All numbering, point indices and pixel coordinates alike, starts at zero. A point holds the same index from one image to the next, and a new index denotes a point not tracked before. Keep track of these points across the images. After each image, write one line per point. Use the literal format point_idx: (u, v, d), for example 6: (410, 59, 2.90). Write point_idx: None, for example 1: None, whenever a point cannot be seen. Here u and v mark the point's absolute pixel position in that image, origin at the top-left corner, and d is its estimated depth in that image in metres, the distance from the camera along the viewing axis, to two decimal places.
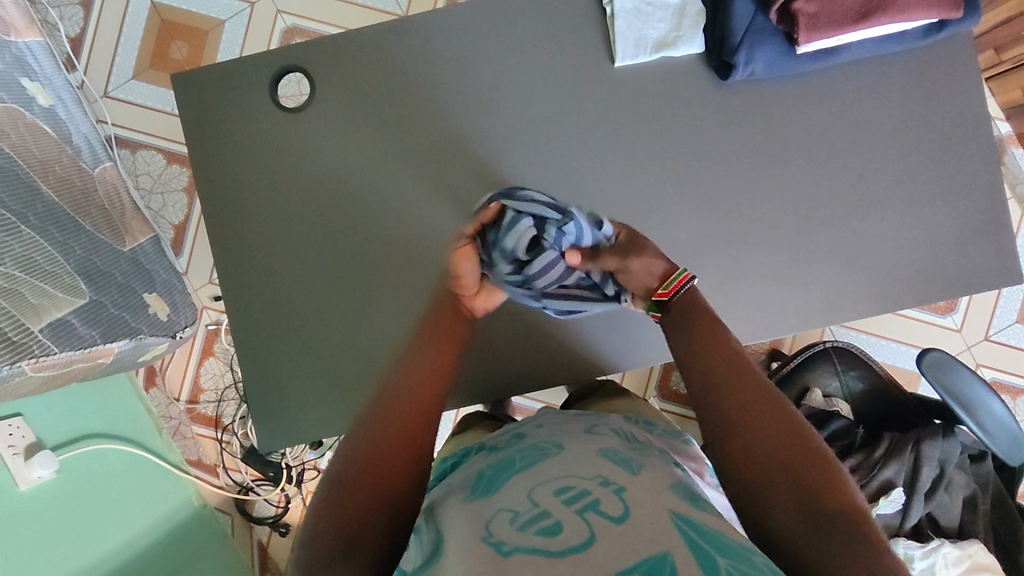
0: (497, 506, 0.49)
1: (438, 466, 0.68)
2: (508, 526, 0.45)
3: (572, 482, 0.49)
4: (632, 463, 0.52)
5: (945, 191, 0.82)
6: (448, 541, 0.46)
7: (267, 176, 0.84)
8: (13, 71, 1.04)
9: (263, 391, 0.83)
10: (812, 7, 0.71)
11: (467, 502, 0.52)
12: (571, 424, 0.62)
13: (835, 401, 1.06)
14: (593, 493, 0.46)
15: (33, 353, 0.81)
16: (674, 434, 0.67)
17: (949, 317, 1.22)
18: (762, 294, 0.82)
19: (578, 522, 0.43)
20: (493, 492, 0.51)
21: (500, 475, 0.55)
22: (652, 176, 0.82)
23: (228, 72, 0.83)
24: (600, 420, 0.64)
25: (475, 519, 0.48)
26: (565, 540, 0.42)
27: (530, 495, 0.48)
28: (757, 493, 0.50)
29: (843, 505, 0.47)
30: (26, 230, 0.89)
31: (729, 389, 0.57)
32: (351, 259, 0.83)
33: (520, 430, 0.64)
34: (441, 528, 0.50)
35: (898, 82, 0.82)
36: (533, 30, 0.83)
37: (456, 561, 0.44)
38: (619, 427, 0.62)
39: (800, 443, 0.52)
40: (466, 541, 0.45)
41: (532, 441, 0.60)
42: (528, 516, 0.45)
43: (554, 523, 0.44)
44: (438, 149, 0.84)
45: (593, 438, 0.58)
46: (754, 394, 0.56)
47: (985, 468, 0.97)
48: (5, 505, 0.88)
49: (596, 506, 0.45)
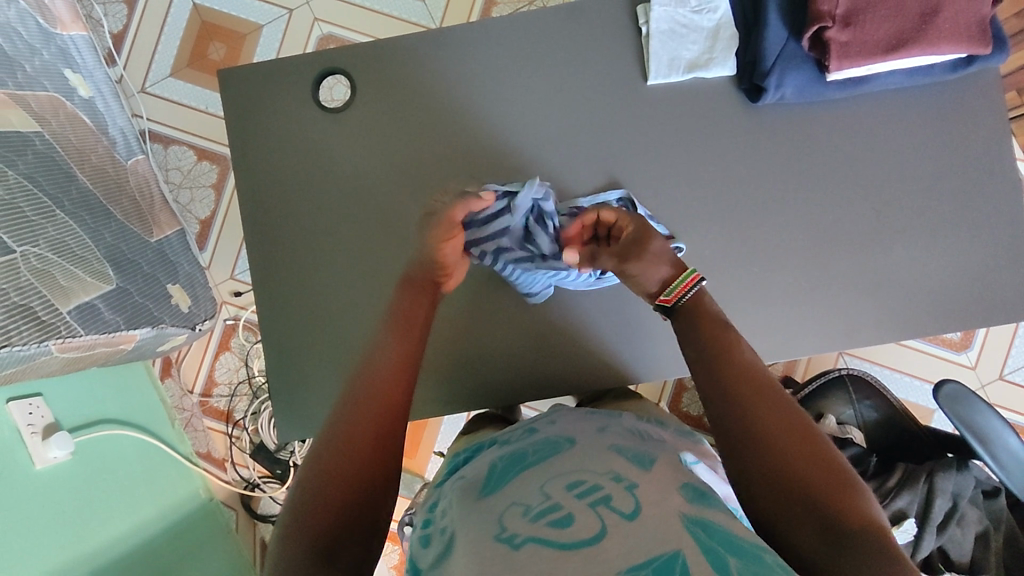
0: (509, 500, 0.50)
1: (450, 460, 0.69)
2: (520, 519, 0.46)
3: (584, 477, 0.50)
4: (644, 459, 0.53)
5: (969, 223, 0.83)
6: (461, 534, 0.48)
7: (305, 170, 0.86)
8: (57, 62, 1.08)
9: (276, 382, 0.85)
10: (844, 36, 0.73)
11: (481, 496, 0.53)
12: (583, 423, 0.63)
13: (848, 429, 1.07)
14: (606, 488, 0.47)
15: (60, 334, 0.82)
16: (685, 432, 0.68)
17: (964, 354, 1.22)
18: (781, 316, 0.83)
19: (590, 517, 0.44)
20: (507, 485, 0.53)
21: (512, 468, 0.56)
22: (677, 194, 0.84)
23: (274, 69, 0.86)
24: (613, 419, 0.65)
25: (487, 512, 0.49)
26: (575, 536, 0.43)
27: (543, 488, 0.49)
28: (778, 514, 0.50)
29: (864, 521, 0.47)
30: (61, 215, 0.91)
31: (751, 409, 0.55)
32: (375, 261, 0.85)
33: (533, 426, 0.65)
34: (454, 522, 0.51)
35: (925, 115, 0.83)
36: (569, 47, 0.85)
37: (468, 555, 0.45)
38: (631, 426, 0.63)
39: (817, 459, 0.51)
40: (479, 535, 0.46)
41: (544, 436, 0.61)
42: (540, 510, 0.46)
43: (565, 517, 0.45)
44: (469, 155, 0.86)
45: (605, 436, 0.59)
46: (778, 413, 0.54)
47: (998, 505, 0.94)
48: (23, 484, 0.90)
49: (608, 501, 0.46)
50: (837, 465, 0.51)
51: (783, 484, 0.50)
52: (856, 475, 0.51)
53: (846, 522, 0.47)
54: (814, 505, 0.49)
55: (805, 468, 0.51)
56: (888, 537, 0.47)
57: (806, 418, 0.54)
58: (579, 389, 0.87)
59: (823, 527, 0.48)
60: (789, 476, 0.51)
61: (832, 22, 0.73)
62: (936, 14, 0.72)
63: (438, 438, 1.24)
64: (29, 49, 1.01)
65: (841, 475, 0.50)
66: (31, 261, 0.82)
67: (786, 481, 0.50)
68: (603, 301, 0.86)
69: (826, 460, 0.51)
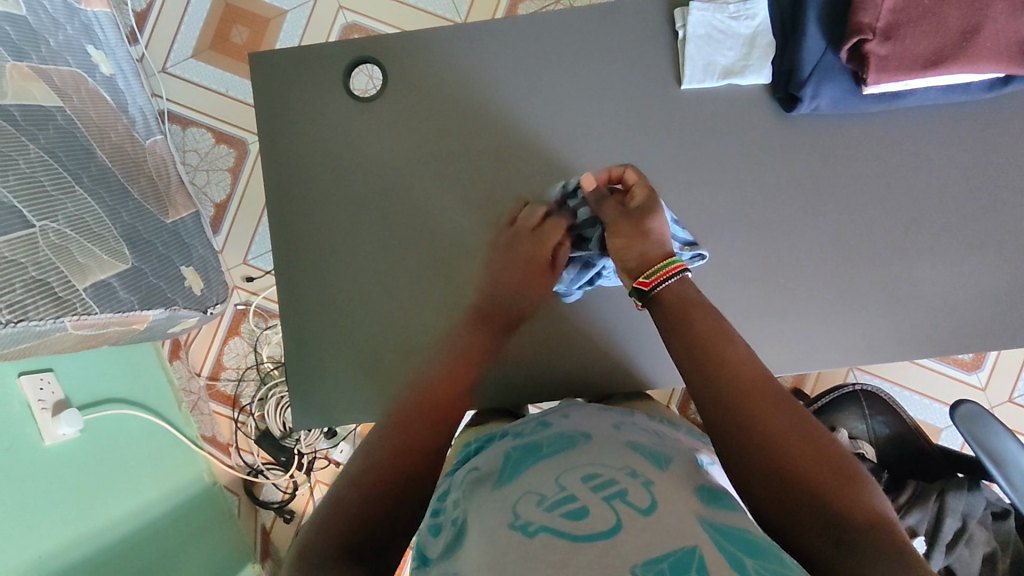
0: (524, 489, 0.49)
1: (459, 450, 0.69)
2: (535, 508, 0.46)
3: (599, 471, 0.49)
4: (660, 457, 0.53)
5: (994, 244, 0.82)
6: (474, 524, 0.47)
7: (332, 159, 0.86)
8: (80, 37, 1.08)
9: (294, 369, 0.84)
10: (883, 49, 0.72)
11: (497, 486, 0.52)
12: (598, 419, 0.63)
13: (861, 444, 1.06)
14: (621, 482, 0.47)
15: (76, 311, 0.82)
16: (698, 433, 0.67)
17: (974, 375, 1.22)
18: (801, 328, 0.82)
19: (606, 510, 0.44)
20: (522, 475, 0.52)
21: (526, 459, 0.56)
22: (702, 200, 0.83)
23: (305, 55, 0.86)
24: (627, 416, 0.65)
25: (503, 501, 0.49)
26: (592, 527, 0.42)
27: (559, 480, 0.49)
28: (782, 512, 0.49)
29: (870, 515, 0.47)
30: (80, 191, 0.91)
31: (749, 406, 0.54)
32: (394, 249, 0.85)
33: (546, 419, 0.65)
34: (467, 512, 0.50)
35: (955, 133, 0.83)
36: (600, 47, 0.85)
37: (483, 542, 0.44)
38: (644, 425, 0.63)
39: (818, 455, 0.51)
40: (493, 524, 0.46)
41: (559, 429, 0.60)
42: (556, 499, 0.46)
43: (580, 508, 0.44)
44: (495, 150, 0.85)
45: (621, 433, 0.59)
46: (776, 410, 0.53)
47: (1006, 526, 0.94)
48: (32, 459, 0.89)
49: (623, 496, 0.45)
50: (839, 461, 0.51)
51: (785, 482, 0.50)
52: (856, 467, 0.51)
53: (853, 517, 0.47)
54: (818, 501, 0.48)
55: (807, 465, 0.50)
56: (893, 528, 0.47)
57: (804, 413, 0.54)
58: (594, 390, 0.86)
59: (828, 525, 0.47)
60: (790, 474, 0.50)
61: (872, 35, 0.72)
62: (976, 32, 0.72)
63: None
64: (53, 23, 1.01)
65: (842, 470, 0.50)
66: (50, 236, 0.82)
67: (787, 479, 0.50)
68: (622, 302, 0.86)
69: (828, 457, 0.51)
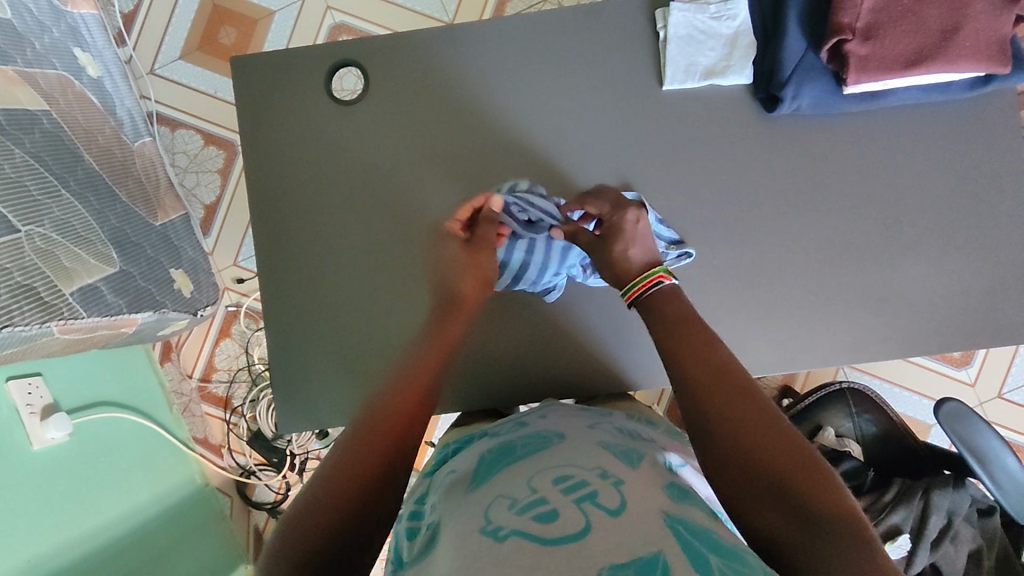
0: (496, 492, 0.50)
1: (439, 451, 0.69)
2: (506, 512, 0.46)
3: (571, 472, 0.49)
4: (632, 456, 0.53)
5: (977, 242, 0.82)
6: (447, 527, 0.48)
7: (315, 161, 0.86)
8: (66, 40, 1.07)
9: (279, 372, 0.85)
10: (864, 49, 0.73)
11: (470, 488, 0.53)
12: (575, 419, 0.63)
13: (847, 442, 1.07)
14: (592, 484, 0.47)
15: (63, 315, 0.82)
16: (677, 433, 0.68)
17: (963, 370, 1.22)
18: (786, 327, 0.83)
19: (575, 512, 0.44)
20: (495, 477, 0.53)
21: (501, 460, 0.56)
22: (687, 200, 0.83)
23: (287, 57, 0.86)
24: (605, 416, 0.65)
25: (476, 505, 0.49)
26: (561, 530, 0.42)
27: (530, 482, 0.49)
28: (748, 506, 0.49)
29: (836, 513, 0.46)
30: (65, 195, 0.91)
31: (727, 406, 0.55)
32: (378, 251, 0.85)
33: (524, 419, 0.65)
34: (441, 516, 0.51)
35: (938, 132, 0.83)
36: (584, 47, 0.85)
37: (454, 547, 0.44)
38: (622, 425, 0.63)
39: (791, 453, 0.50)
40: (465, 529, 0.46)
41: (534, 430, 0.61)
42: (527, 503, 0.46)
43: (550, 511, 0.44)
44: (479, 151, 0.85)
45: (595, 432, 0.59)
46: (754, 410, 0.54)
47: (992, 523, 0.95)
48: (21, 463, 0.89)
49: (593, 498, 0.45)
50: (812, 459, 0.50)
51: (750, 476, 0.50)
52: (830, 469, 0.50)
53: (814, 510, 0.46)
54: (780, 494, 0.48)
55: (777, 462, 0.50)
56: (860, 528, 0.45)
57: (775, 411, 0.54)
58: (579, 391, 0.86)
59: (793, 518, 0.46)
60: (757, 467, 0.50)
61: (853, 36, 0.72)
62: (957, 31, 0.72)
63: (434, 432, 1.25)
64: (39, 26, 1.00)
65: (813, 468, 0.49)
66: (35, 241, 0.81)
67: (753, 472, 0.50)
68: (606, 304, 0.86)
69: (795, 452, 0.50)
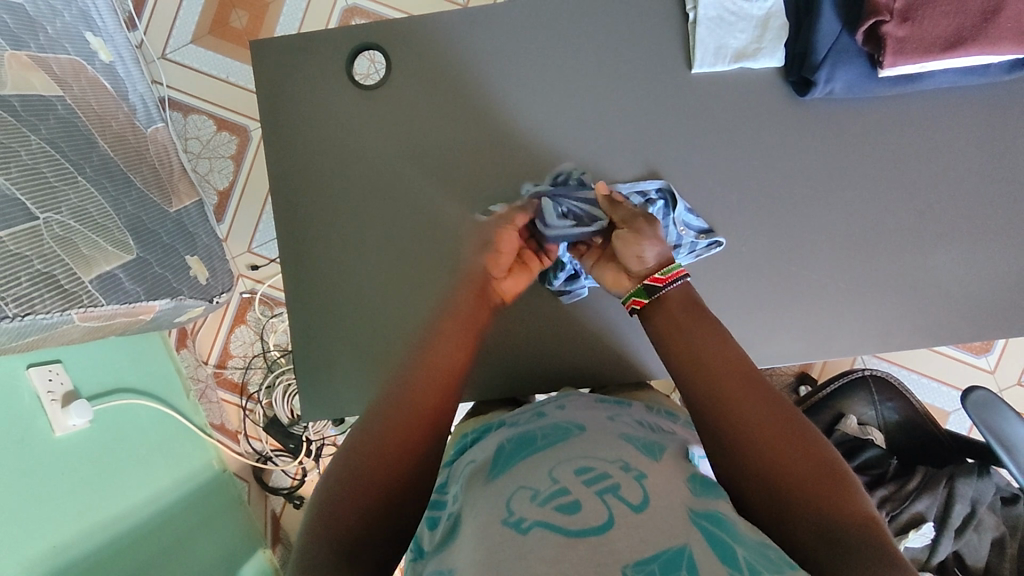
0: (516, 484, 0.49)
1: (457, 441, 0.69)
2: (527, 504, 0.45)
3: (592, 464, 0.49)
4: (653, 448, 0.53)
5: (1009, 229, 0.81)
6: (468, 519, 0.47)
7: (337, 149, 0.84)
8: (78, 25, 1.06)
9: (300, 360, 0.84)
10: (902, 31, 0.70)
11: (489, 480, 0.52)
12: (594, 411, 0.63)
13: (870, 430, 1.06)
14: (614, 477, 0.46)
15: (82, 303, 0.81)
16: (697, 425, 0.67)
17: (983, 358, 1.21)
18: (811, 316, 0.82)
19: (598, 505, 0.43)
20: (514, 470, 0.52)
21: (521, 452, 0.55)
22: (712, 186, 0.82)
23: (305, 43, 0.84)
24: (623, 408, 0.65)
25: (496, 495, 0.48)
26: (584, 523, 0.41)
27: (551, 473, 0.48)
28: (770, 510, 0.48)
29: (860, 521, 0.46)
30: (82, 181, 0.90)
31: (744, 408, 0.54)
32: (399, 241, 0.84)
33: (543, 409, 0.65)
34: (463, 508, 0.50)
35: (971, 116, 0.81)
36: (608, 29, 0.83)
37: (475, 538, 0.44)
38: (642, 417, 0.62)
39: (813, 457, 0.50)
40: (486, 519, 0.45)
41: (553, 421, 0.60)
42: (548, 494, 0.45)
43: (573, 502, 0.44)
44: (501, 136, 0.84)
45: (616, 425, 0.58)
46: (772, 410, 0.53)
47: (1017, 511, 0.93)
48: (42, 450, 0.89)
49: (615, 491, 0.45)
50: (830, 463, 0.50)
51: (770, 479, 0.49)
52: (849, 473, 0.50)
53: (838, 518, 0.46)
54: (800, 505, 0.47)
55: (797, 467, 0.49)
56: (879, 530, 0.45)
57: (798, 418, 0.53)
58: (597, 380, 0.86)
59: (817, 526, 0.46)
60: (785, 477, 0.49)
61: (890, 17, 0.70)
62: (997, 12, 0.69)
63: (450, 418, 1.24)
64: (50, 9, 0.99)
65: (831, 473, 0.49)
66: (54, 228, 0.81)
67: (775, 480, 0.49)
68: None
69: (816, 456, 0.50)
